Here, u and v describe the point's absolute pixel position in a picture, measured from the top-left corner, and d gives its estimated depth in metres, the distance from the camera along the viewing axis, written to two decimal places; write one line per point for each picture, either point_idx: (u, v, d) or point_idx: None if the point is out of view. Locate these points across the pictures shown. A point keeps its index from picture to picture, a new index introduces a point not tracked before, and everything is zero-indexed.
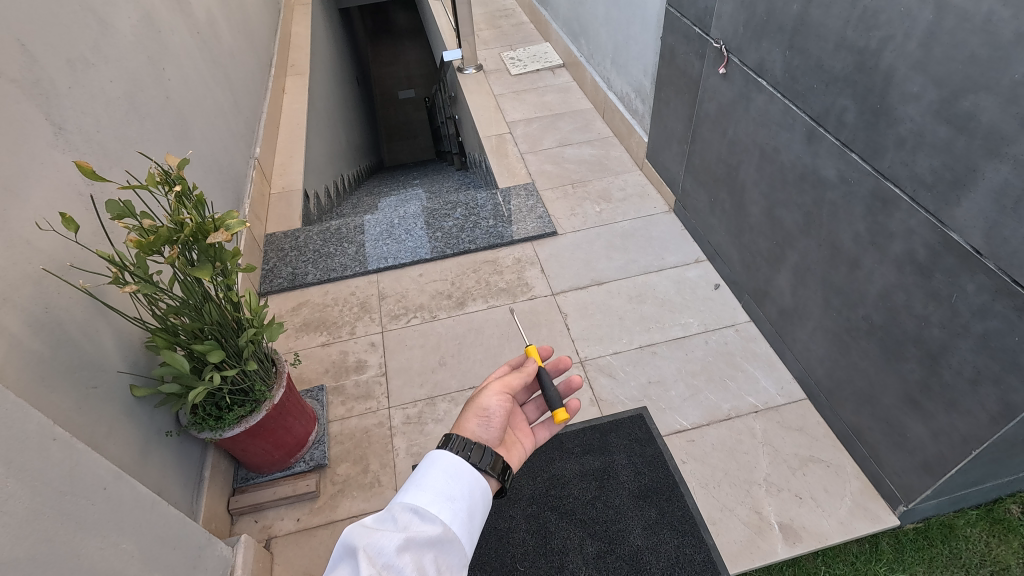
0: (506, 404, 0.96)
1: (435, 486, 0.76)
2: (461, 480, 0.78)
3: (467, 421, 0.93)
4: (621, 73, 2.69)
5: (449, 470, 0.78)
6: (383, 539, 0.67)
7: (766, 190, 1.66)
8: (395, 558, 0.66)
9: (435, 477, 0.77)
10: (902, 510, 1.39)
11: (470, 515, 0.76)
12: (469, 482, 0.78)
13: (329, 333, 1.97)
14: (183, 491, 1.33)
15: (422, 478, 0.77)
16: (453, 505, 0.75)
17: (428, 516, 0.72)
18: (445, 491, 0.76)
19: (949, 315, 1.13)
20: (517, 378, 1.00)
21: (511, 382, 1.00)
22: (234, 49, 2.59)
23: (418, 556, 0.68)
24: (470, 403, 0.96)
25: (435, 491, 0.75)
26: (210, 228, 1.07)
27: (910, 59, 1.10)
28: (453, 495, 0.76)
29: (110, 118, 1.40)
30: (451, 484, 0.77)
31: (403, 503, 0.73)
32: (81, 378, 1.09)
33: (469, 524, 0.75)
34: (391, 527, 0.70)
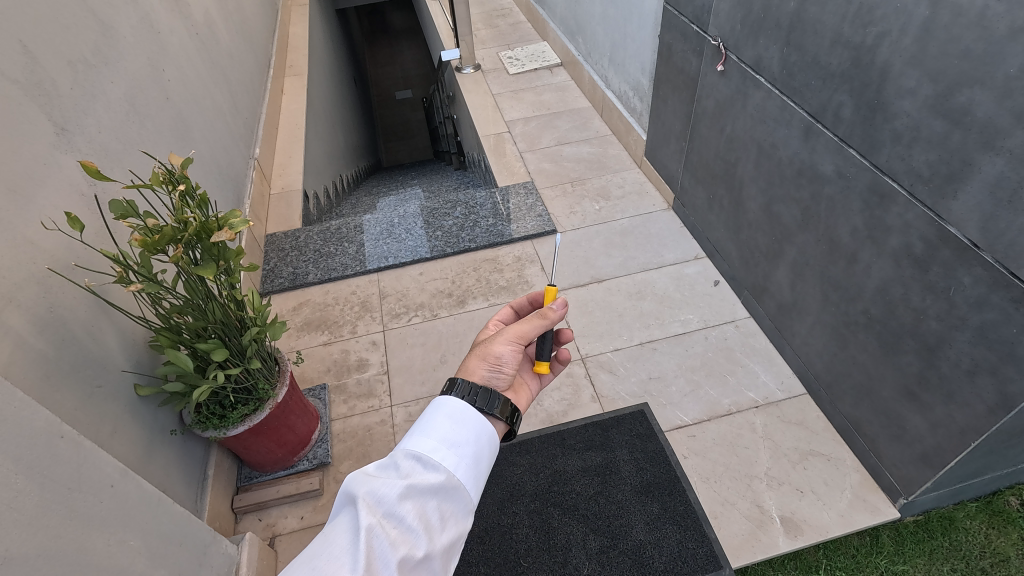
0: (517, 353, 0.92)
1: (439, 432, 0.74)
2: (467, 427, 0.75)
3: (476, 366, 0.89)
4: (619, 72, 2.70)
5: (453, 417, 0.75)
6: (383, 488, 0.67)
7: (764, 186, 1.67)
8: (395, 508, 0.66)
9: (440, 424, 0.75)
10: (901, 502, 1.40)
11: (477, 459, 0.74)
12: (477, 428, 0.76)
13: (330, 333, 1.98)
14: (187, 489, 1.34)
15: (428, 423, 0.75)
16: (458, 451, 0.73)
17: (431, 464, 0.70)
18: (450, 437, 0.74)
19: (947, 307, 1.14)
20: (532, 328, 0.93)
21: (527, 333, 0.93)
22: (232, 50, 2.60)
23: (420, 503, 0.68)
24: (480, 348, 0.92)
25: (440, 437, 0.73)
26: (213, 227, 1.08)
27: (905, 54, 1.11)
28: (458, 442, 0.74)
29: (111, 119, 1.41)
30: (457, 431, 0.74)
31: (405, 449, 0.72)
32: (85, 377, 1.09)
33: (476, 470, 0.73)
34: (394, 473, 0.70)
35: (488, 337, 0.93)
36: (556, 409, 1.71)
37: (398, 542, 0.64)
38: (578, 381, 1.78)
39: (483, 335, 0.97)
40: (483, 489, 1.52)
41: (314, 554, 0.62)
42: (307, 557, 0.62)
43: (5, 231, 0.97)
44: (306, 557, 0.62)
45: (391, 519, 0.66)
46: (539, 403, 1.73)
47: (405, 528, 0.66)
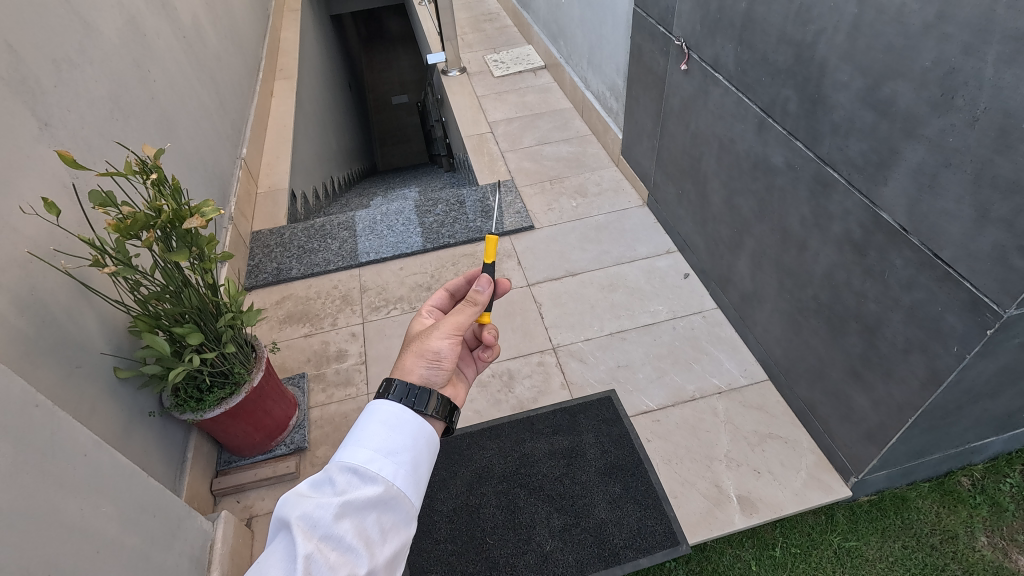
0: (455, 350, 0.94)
1: (374, 442, 0.77)
2: (403, 434, 0.79)
3: (414, 365, 0.90)
4: (597, 73, 2.77)
5: (388, 424, 0.79)
6: (319, 510, 0.69)
7: (725, 179, 1.73)
8: (332, 528, 0.68)
9: (374, 433, 0.77)
10: (853, 481, 1.46)
11: (414, 465, 0.78)
12: (412, 433, 0.80)
13: (312, 325, 2.04)
14: (165, 469, 1.40)
15: (362, 433, 0.78)
16: (395, 460, 0.76)
17: (368, 476, 0.73)
18: (384, 446, 0.77)
19: (882, 289, 1.21)
20: (464, 319, 0.95)
21: (461, 327, 0.94)
22: (220, 53, 2.67)
23: (358, 519, 0.71)
24: (418, 346, 0.93)
25: (374, 448, 0.76)
26: (185, 215, 1.14)
27: (839, 50, 1.17)
28: (393, 450, 0.77)
29: (95, 116, 1.48)
30: (392, 439, 0.78)
31: (340, 463, 0.74)
32: (65, 357, 1.15)
33: (413, 476, 0.77)
34: (329, 490, 0.72)
35: (424, 333, 0.94)
36: (526, 395, 1.77)
37: (337, 563, 0.67)
38: (548, 369, 1.84)
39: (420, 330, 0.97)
40: (453, 471, 1.59)
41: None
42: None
43: None
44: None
45: (328, 541, 0.68)
46: (511, 390, 1.79)
47: (344, 547, 0.68)
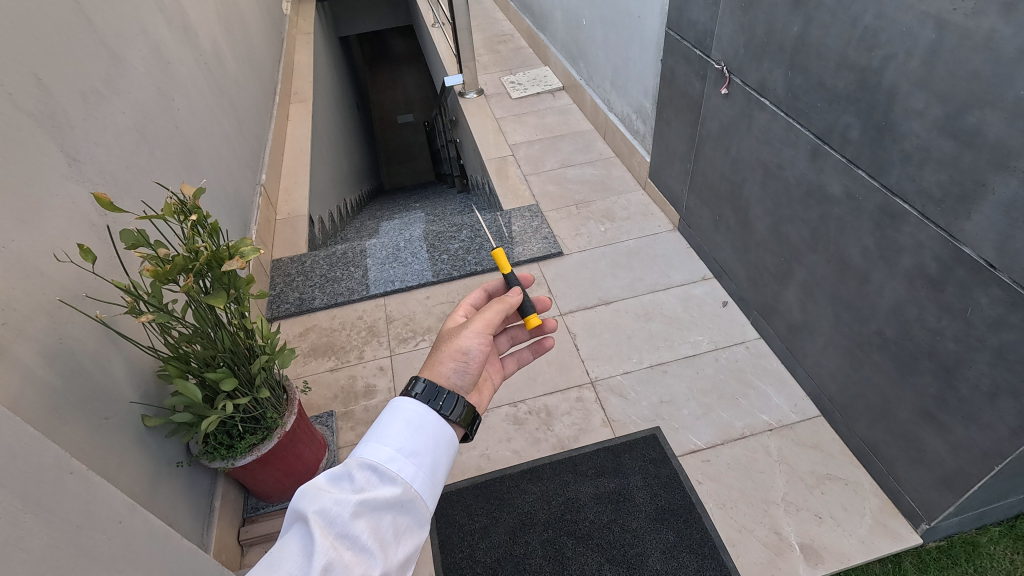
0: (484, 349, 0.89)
1: (396, 440, 0.72)
2: (425, 435, 0.74)
3: (442, 365, 0.86)
4: (621, 95, 2.73)
5: (410, 423, 0.74)
6: (337, 506, 0.65)
7: (771, 206, 1.67)
8: (350, 527, 0.64)
9: (396, 431, 0.73)
10: (923, 527, 1.37)
11: (434, 468, 0.73)
12: (434, 434, 0.75)
13: (337, 358, 1.96)
14: (193, 521, 1.31)
15: (384, 429, 0.73)
16: (416, 461, 0.72)
17: (387, 476, 0.69)
18: (406, 445, 0.72)
19: (964, 328, 1.13)
20: (494, 315, 0.92)
21: (490, 324, 0.90)
22: (239, 78, 2.63)
23: (375, 519, 0.67)
24: (446, 346, 0.88)
25: (396, 446, 0.72)
26: (224, 256, 1.08)
27: (912, 76, 1.11)
28: (414, 450, 0.72)
29: (122, 149, 1.42)
30: (413, 439, 0.73)
31: (360, 459, 0.69)
32: (93, 410, 1.07)
33: (433, 480, 0.72)
34: (347, 486, 0.68)
35: (453, 331, 0.90)
36: (566, 434, 1.68)
37: (352, 564, 0.63)
38: (588, 405, 1.75)
39: (447, 329, 0.92)
40: (494, 518, 1.50)
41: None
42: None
43: (17, 263, 0.97)
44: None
45: (345, 540, 0.64)
46: (550, 428, 1.71)
47: (359, 548, 0.64)
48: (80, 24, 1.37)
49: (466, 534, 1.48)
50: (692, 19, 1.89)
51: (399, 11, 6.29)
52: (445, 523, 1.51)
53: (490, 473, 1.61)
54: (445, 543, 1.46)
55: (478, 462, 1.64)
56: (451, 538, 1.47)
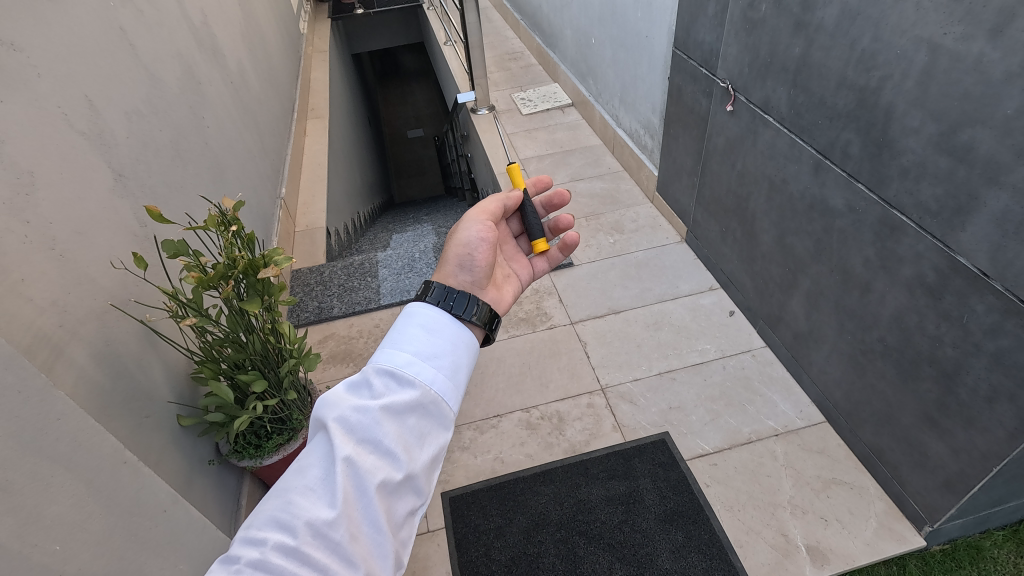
0: (486, 234, 0.91)
1: (413, 345, 0.72)
2: (441, 338, 0.73)
3: (446, 265, 0.90)
4: (630, 111, 2.81)
5: (424, 325, 0.74)
6: (357, 413, 0.65)
7: (776, 219, 1.73)
8: (371, 432, 0.65)
9: (411, 335, 0.72)
10: (927, 530, 1.41)
11: (454, 369, 0.73)
12: (451, 337, 0.74)
13: (355, 364, 2.03)
14: (222, 517, 1.37)
15: (400, 336, 0.72)
16: (434, 362, 0.71)
17: (406, 380, 0.68)
18: (423, 350, 0.71)
19: (961, 334, 1.18)
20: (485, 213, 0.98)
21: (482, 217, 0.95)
22: (261, 96, 2.74)
23: (397, 422, 0.67)
24: (448, 250, 0.93)
25: (413, 351, 0.71)
26: (260, 264, 1.15)
27: (908, 96, 1.18)
28: (432, 354, 0.71)
29: (160, 165, 1.50)
30: (429, 342, 0.72)
31: (377, 366, 0.69)
32: (135, 409, 1.14)
33: (454, 381, 0.72)
34: (367, 392, 0.68)
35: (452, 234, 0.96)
36: (578, 438, 1.73)
37: (376, 468, 0.64)
38: (599, 411, 1.81)
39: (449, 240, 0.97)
40: (508, 518, 1.55)
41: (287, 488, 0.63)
42: (281, 490, 0.63)
43: (72, 270, 1.05)
44: (281, 490, 0.63)
45: (367, 445, 0.65)
46: (562, 433, 1.76)
47: (382, 452, 0.65)
48: (123, 48, 1.46)
49: (482, 534, 1.53)
50: (698, 39, 1.97)
51: (411, 29, 6.45)
52: (461, 523, 1.56)
53: (504, 476, 1.66)
54: (461, 542, 1.51)
55: (493, 465, 1.70)
56: (467, 537, 1.53)
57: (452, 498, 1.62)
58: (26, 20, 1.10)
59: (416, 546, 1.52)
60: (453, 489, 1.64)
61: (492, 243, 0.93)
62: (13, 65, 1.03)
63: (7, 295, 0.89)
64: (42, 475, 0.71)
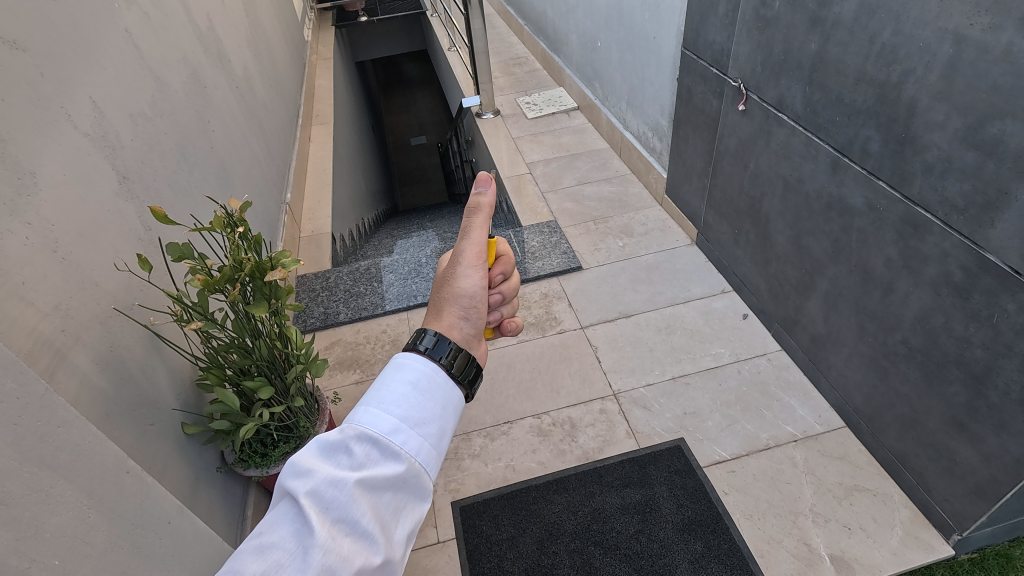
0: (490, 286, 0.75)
1: (402, 408, 0.61)
2: (433, 401, 0.63)
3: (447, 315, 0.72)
4: (637, 113, 2.79)
5: (411, 384, 0.63)
6: (332, 489, 0.57)
7: (791, 220, 1.69)
8: (348, 510, 0.57)
9: (396, 393, 0.62)
10: (956, 539, 1.36)
11: (442, 436, 0.62)
12: (442, 399, 0.63)
13: (362, 371, 2.00)
14: (229, 528, 1.33)
15: (388, 394, 0.62)
16: (422, 431, 0.61)
17: (388, 451, 0.59)
18: (413, 414, 0.61)
19: (991, 335, 1.14)
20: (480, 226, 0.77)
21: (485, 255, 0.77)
22: (266, 101, 2.72)
23: (374, 496, 0.58)
24: (443, 291, 0.75)
25: (400, 415, 0.61)
26: (267, 267, 1.12)
27: (932, 90, 1.15)
28: (422, 419, 0.61)
29: (165, 169, 1.48)
30: (417, 405, 0.62)
31: (358, 430, 0.59)
32: (139, 416, 1.11)
33: (440, 449, 0.62)
34: (344, 461, 0.59)
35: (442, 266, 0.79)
36: (591, 445, 1.69)
37: (351, 553, 0.56)
38: (612, 417, 1.77)
39: (440, 268, 0.80)
40: (521, 528, 1.51)
41: (248, 572, 0.55)
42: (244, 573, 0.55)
43: (73, 274, 1.02)
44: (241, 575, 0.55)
45: (342, 525, 0.57)
46: (574, 440, 1.72)
47: (358, 534, 0.57)
48: (128, 50, 1.44)
49: (494, 544, 1.48)
50: (708, 39, 1.94)
51: (414, 36, 6.47)
52: (472, 534, 1.52)
53: (516, 484, 1.62)
54: (473, 553, 1.47)
55: (504, 473, 1.65)
56: (478, 548, 1.48)
57: (463, 508, 1.58)
58: (31, 21, 1.08)
59: (427, 558, 1.48)
60: (464, 499, 1.60)
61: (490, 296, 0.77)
62: (16, 64, 1.00)
63: (8, 300, 0.86)
64: (41, 485, 0.68)
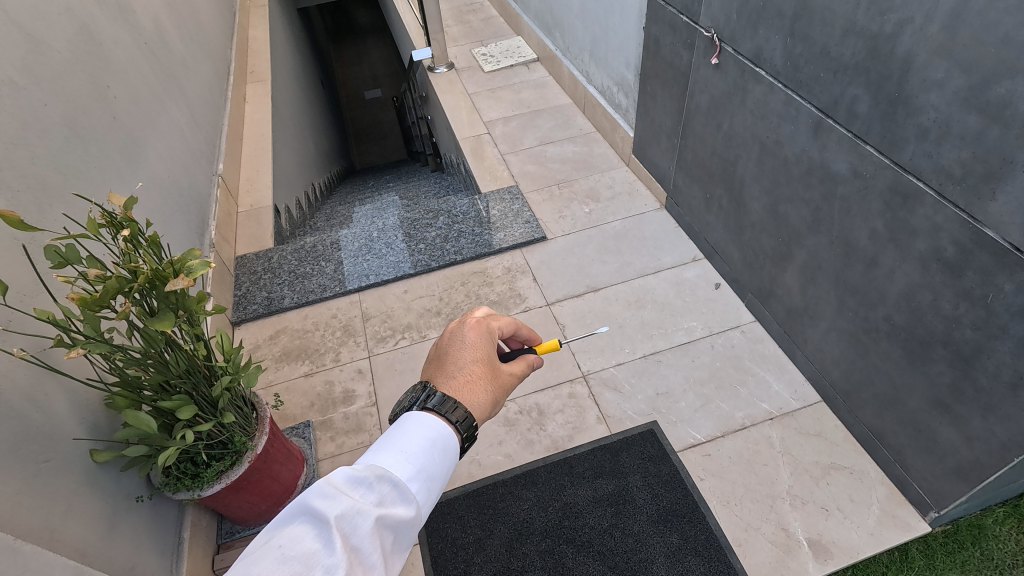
0: (477, 361, 0.88)
1: (418, 462, 0.70)
2: (441, 462, 0.72)
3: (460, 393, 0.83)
4: (601, 66, 2.59)
5: (431, 440, 0.73)
6: (357, 517, 0.60)
7: (768, 185, 1.57)
8: (367, 541, 0.60)
9: (417, 447, 0.71)
10: (933, 515, 1.32)
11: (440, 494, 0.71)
12: (444, 459, 0.73)
13: (312, 362, 1.84)
14: (161, 558, 1.19)
15: (407, 446, 0.71)
16: (430, 485, 0.69)
17: (405, 495, 0.66)
18: (426, 468, 0.70)
19: (984, 316, 1.06)
20: (490, 322, 0.95)
21: (477, 349, 0.90)
22: (186, 58, 2.41)
23: (382, 535, 0.63)
24: (456, 375, 0.86)
25: (417, 467, 0.69)
26: (168, 274, 0.94)
27: (931, 43, 1.01)
28: (430, 475, 0.70)
29: (47, 148, 1.24)
30: (431, 461, 0.71)
31: (385, 471, 0.66)
32: (27, 454, 0.94)
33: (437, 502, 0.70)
34: (363, 494, 0.63)
35: (450, 350, 0.90)
36: (561, 433, 1.60)
37: None
38: (581, 401, 1.67)
39: (456, 355, 0.89)
40: (489, 529, 1.42)
41: None
42: None
43: None
44: None
45: (357, 555, 0.59)
46: (543, 428, 1.62)
47: (370, 566, 0.59)
48: None
49: (460, 549, 1.39)
50: None
51: None
52: (436, 538, 1.42)
53: (482, 481, 1.52)
54: (438, 559, 1.38)
55: (469, 469, 1.55)
56: (444, 554, 1.39)
57: None
58: None
59: None
60: None
61: (484, 369, 0.88)
62: None
63: None
64: None
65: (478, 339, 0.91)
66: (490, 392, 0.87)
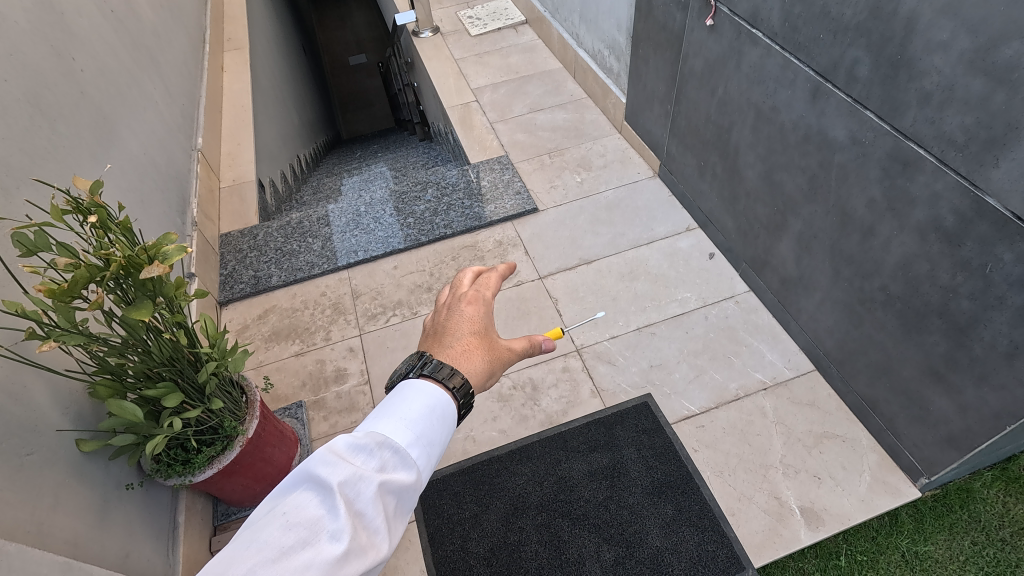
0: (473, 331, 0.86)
1: (418, 428, 0.68)
2: (440, 428, 0.70)
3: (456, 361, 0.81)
4: (592, 28, 2.50)
5: (430, 408, 0.70)
6: (359, 482, 0.59)
7: (763, 153, 1.53)
8: (371, 506, 0.58)
9: (416, 414, 0.69)
10: (923, 482, 1.34)
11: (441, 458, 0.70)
12: (443, 426, 0.71)
13: (302, 341, 1.82)
14: (157, 543, 1.19)
15: (405, 412, 0.69)
16: (430, 451, 0.67)
17: (407, 460, 0.64)
18: (425, 434, 0.68)
19: (982, 286, 1.04)
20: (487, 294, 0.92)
21: (474, 320, 0.88)
22: (157, 25, 2.30)
23: (385, 499, 0.61)
24: (453, 345, 0.83)
25: (417, 433, 0.67)
26: (142, 261, 0.90)
27: (936, 2, 0.96)
28: (430, 441, 0.68)
29: (9, 129, 1.18)
30: (431, 429, 0.69)
31: (385, 438, 0.64)
32: (9, 449, 0.91)
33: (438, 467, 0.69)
34: (364, 460, 0.61)
35: (447, 322, 0.88)
36: (555, 408, 1.60)
37: (368, 545, 0.56)
38: (575, 375, 1.66)
39: (452, 327, 0.87)
40: (485, 505, 1.43)
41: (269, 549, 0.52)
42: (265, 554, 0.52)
43: None
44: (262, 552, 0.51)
45: (361, 520, 0.57)
46: (537, 404, 1.61)
47: (374, 530, 0.57)
48: None
49: (456, 525, 1.40)
50: None
51: None
52: (433, 515, 1.42)
53: (477, 457, 1.52)
54: (434, 535, 1.38)
55: (464, 445, 1.55)
56: (440, 530, 1.40)
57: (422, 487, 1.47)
58: None
59: None
60: None
61: (481, 339, 0.86)
62: None
63: None
64: None
65: (474, 311, 0.89)
66: (488, 361, 0.84)
